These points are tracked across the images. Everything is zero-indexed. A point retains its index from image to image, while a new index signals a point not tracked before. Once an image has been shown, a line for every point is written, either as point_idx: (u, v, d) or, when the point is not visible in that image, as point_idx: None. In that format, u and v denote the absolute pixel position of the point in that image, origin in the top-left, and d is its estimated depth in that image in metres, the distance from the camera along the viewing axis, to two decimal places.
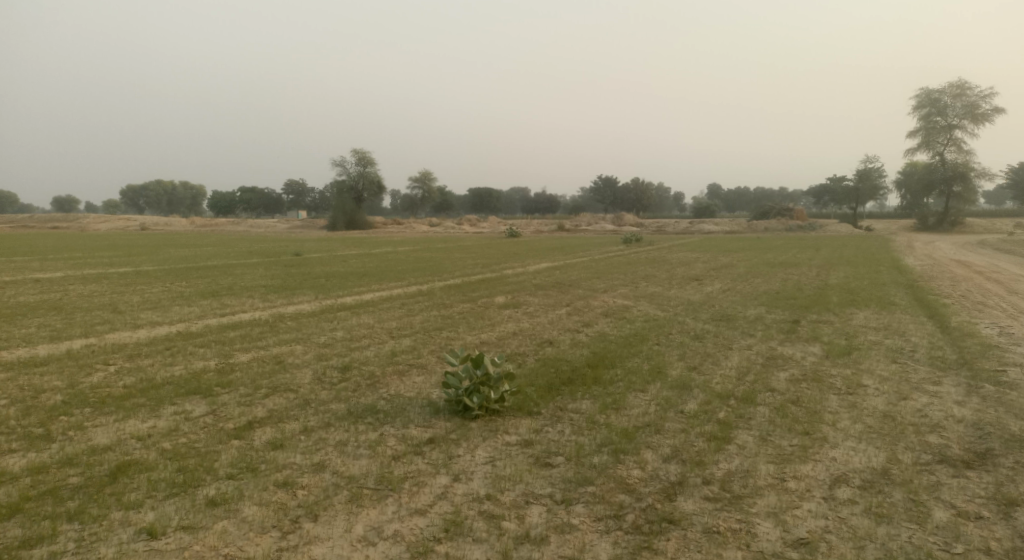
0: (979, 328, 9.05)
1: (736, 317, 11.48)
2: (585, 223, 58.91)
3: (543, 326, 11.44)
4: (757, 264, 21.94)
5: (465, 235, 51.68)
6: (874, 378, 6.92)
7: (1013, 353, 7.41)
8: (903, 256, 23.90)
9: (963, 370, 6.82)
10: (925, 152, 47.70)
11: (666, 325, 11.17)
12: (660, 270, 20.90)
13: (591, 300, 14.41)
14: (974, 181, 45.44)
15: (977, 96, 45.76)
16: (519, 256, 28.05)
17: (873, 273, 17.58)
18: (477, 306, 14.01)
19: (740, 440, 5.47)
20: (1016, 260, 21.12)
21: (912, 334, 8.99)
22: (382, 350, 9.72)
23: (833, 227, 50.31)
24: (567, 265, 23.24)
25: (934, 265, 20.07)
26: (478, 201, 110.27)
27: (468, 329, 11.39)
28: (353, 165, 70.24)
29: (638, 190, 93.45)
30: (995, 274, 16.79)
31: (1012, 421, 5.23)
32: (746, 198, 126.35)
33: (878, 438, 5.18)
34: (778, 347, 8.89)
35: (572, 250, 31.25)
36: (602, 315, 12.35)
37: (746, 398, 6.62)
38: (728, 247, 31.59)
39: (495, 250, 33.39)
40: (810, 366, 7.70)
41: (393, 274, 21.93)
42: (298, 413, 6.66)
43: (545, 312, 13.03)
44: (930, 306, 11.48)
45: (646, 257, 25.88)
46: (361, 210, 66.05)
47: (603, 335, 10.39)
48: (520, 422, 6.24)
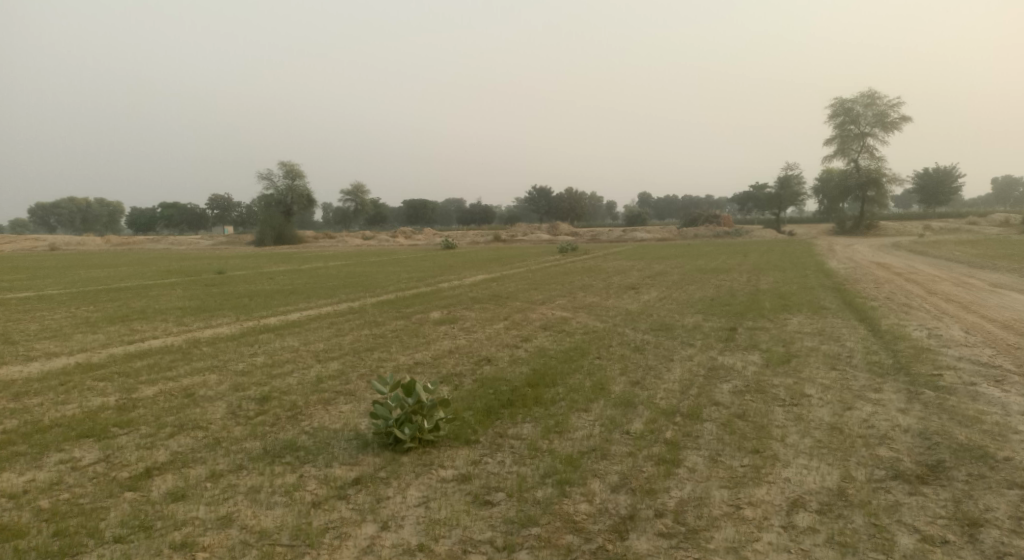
0: (908, 330, 9.25)
1: (675, 326, 11.39)
2: (521, 233, 58.79)
3: (480, 342, 10.96)
4: (691, 271, 22.26)
5: (401, 248, 50.56)
6: (817, 387, 6.81)
7: (944, 355, 7.52)
8: (825, 259, 24.94)
9: (900, 376, 6.82)
10: (840, 159, 50.38)
11: (606, 336, 10.92)
12: (597, 279, 20.84)
13: (530, 313, 14.04)
14: (885, 187, 48.47)
15: (885, 106, 48.75)
16: (455, 268, 27.45)
17: (802, 278, 18.09)
18: (411, 323, 13.37)
19: (690, 463, 5.17)
20: (928, 262, 22.37)
21: (846, 339, 9.06)
22: (306, 376, 8.97)
23: (759, 233, 52.25)
24: (504, 276, 22.89)
25: (856, 268, 20.94)
26: (413, 212, 108.68)
27: (401, 349, 10.76)
28: (280, 178, 67.54)
29: (572, 200, 94.52)
30: (913, 275, 17.64)
31: (956, 429, 5.16)
32: (675, 206, 130.52)
33: (829, 454, 4.98)
34: (718, 356, 8.76)
35: (509, 260, 30.96)
36: (541, 328, 11.99)
37: (691, 414, 6.36)
38: (661, 254, 32.11)
39: (431, 262, 32.71)
40: (752, 377, 7.56)
41: (323, 290, 20.93)
42: (206, 455, 5.90)
43: (482, 327, 12.55)
44: (859, 309, 11.76)
45: (583, 267, 25.86)
46: (290, 224, 63.58)
47: (543, 350, 10.03)
48: (457, 453, 5.74)
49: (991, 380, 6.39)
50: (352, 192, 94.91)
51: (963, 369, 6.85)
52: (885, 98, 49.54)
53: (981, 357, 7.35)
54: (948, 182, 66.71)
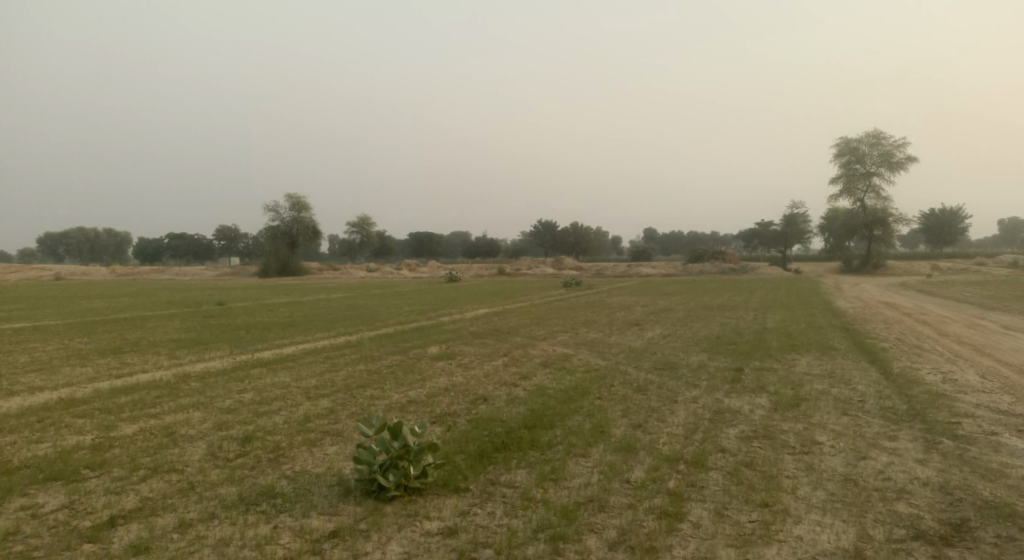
0: (922, 374, 8.89)
1: (679, 365, 11.04)
2: (525, 267, 58.72)
3: (477, 380, 10.61)
4: (697, 307, 21.96)
5: (405, 280, 50.43)
6: (828, 434, 6.45)
7: (962, 401, 7.15)
8: (832, 298, 24.58)
9: (916, 423, 6.45)
10: (845, 197, 50.38)
11: (607, 375, 10.56)
12: (601, 315, 20.51)
13: (530, 349, 13.70)
14: (892, 226, 48.33)
15: (892, 146, 48.94)
16: (457, 302, 27.18)
17: (810, 316, 17.73)
18: (408, 359, 13.04)
19: (694, 518, 4.79)
20: (939, 302, 21.98)
21: (857, 382, 8.69)
22: (294, 415, 8.64)
23: (764, 269, 51.98)
24: (506, 311, 22.61)
25: (865, 307, 20.58)
26: (418, 246, 109.06)
27: (395, 386, 10.41)
28: (287, 211, 67.98)
29: (577, 234, 94.66)
30: (924, 315, 17.27)
31: (981, 484, 4.78)
32: (680, 242, 130.68)
33: (844, 509, 4.61)
34: (724, 399, 8.39)
35: (512, 294, 30.69)
36: (541, 366, 11.63)
37: (696, 461, 5.99)
38: (666, 290, 31.79)
39: (433, 295, 32.48)
40: (759, 421, 7.19)
41: (322, 323, 20.66)
42: (177, 502, 5.55)
43: (480, 364, 12.20)
44: (870, 350, 11.39)
45: (587, 302, 25.56)
46: (295, 256, 63.74)
47: (542, 389, 9.67)
48: (444, 503, 5.38)
49: (1013, 429, 6.02)
50: (357, 224, 95.51)
51: (983, 417, 6.48)
52: (889, 137, 49.73)
53: (1001, 404, 6.98)
54: (955, 221, 66.52)
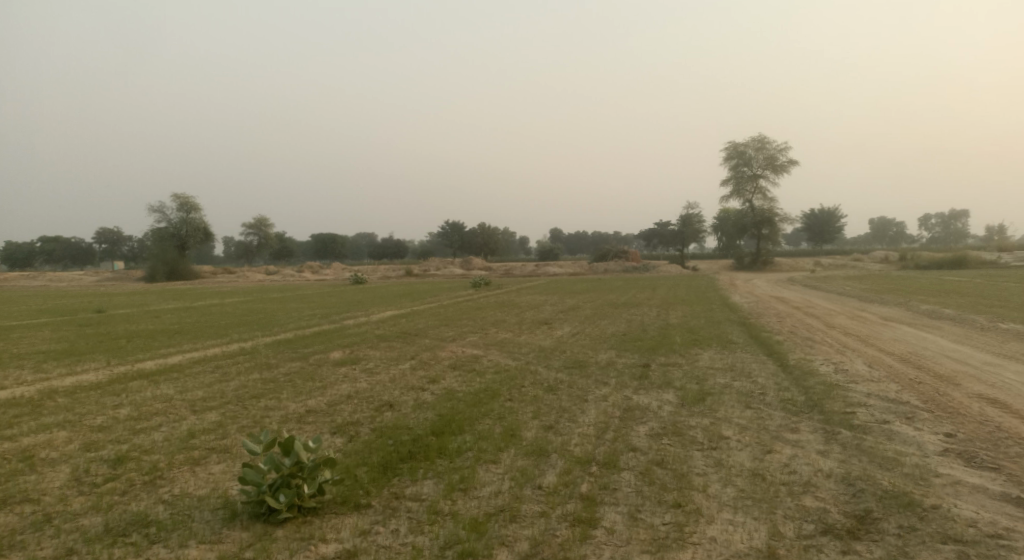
0: (815, 365, 9.37)
1: (588, 363, 11.04)
2: (433, 268, 57.87)
3: (383, 385, 10.07)
4: (603, 305, 22.40)
5: (307, 283, 48.21)
6: (734, 429, 6.56)
7: (853, 392, 7.55)
8: (728, 294, 25.87)
9: (815, 416, 6.72)
10: (736, 199, 53.50)
11: (518, 376, 10.35)
12: (510, 315, 20.38)
13: (438, 352, 13.26)
14: (778, 225, 51.93)
15: (774, 149, 52.43)
16: (362, 305, 26.15)
17: (709, 312, 18.49)
18: (308, 365, 12.22)
19: (608, 523, 4.62)
20: (822, 296, 23.72)
21: (758, 376, 9.01)
22: (175, 430, 7.74)
23: (665, 268, 54.19)
24: (414, 312, 21.99)
25: (757, 302, 21.79)
26: (322, 247, 105.00)
27: (293, 395, 9.66)
28: (173, 212, 63.16)
29: (485, 234, 94.61)
30: (810, 309, 18.52)
31: (879, 473, 4.95)
32: (585, 242, 134.22)
33: (755, 507, 4.63)
34: (633, 396, 8.40)
35: (420, 296, 30.01)
36: (450, 368, 11.26)
37: (608, 462, 5.86)
38: (573, 289, 32.31)
39: (337, 298, 31.15)
40: (668, 418, 7.21)
41: (214, 329, 19.12)
42: (25, 540, 4.71)
43: (386, 368, 11.64)
44: (766, 343, 11.94)
45: (496, 302, 25.39)
46: (184, 258, 59.30)
47: (451, 393, 9.30)
48: (344, 522, 4.91)
49: (902, 417, 6.36)
50: (254, 224, 90.47)
51: (874, 406, 6.84)
52: (774, 142, 53.31)
53: (888, 393, 7.41)
54: (832, 221, 72.40)
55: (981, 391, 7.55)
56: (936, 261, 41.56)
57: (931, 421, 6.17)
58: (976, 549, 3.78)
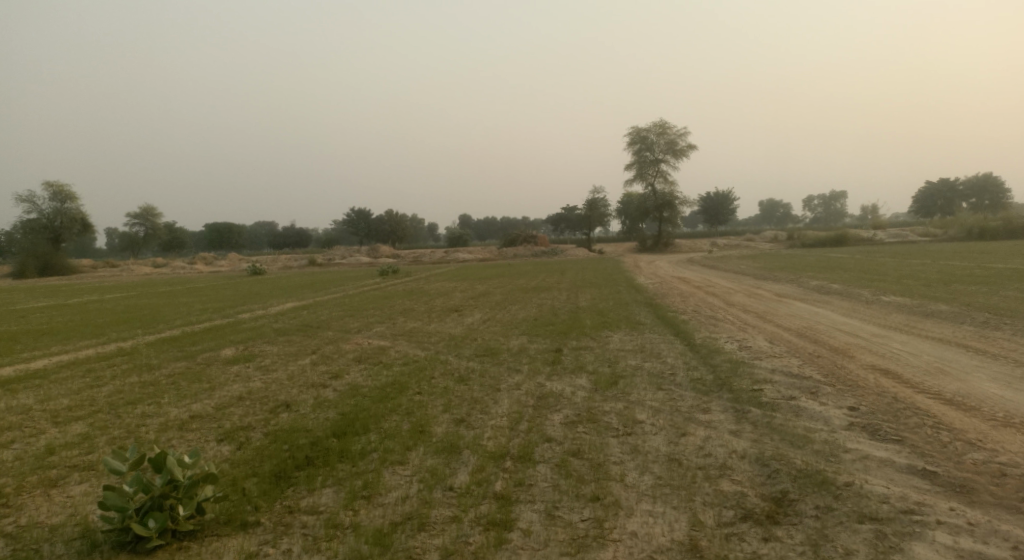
0: (721, 343, 9.61)
1: (500, 350, 10.75)
2: (339, 256, 55.59)
3: (280, 384, 9.26)
4: (513, 290, 22.31)
5: (199, 275, 44.75)
6: (647, 412, 6.49)
7: (759, 369, 7.75)
8: (633, 275, 26.58)
9: (725, 394, 6.79)
10: (640, 183, 55.15)
11: (428, 367, 9.87)
12: (419, 303, 19.77)
13: (341, 345, 12.48)
14: (678, 208, 54.21)
15: (675, 134, 54.37)
16: (261, 297, 24.51)
17: (616, 294, 18.79)
18: (194, 365, 11.09)
19: (524, 524, 4.31)
20: (719, 275, 24.87)
21: (667, 356, 9.08)
22: (26, 447, 6.63)
23: (573, 251, 55.05)
24: (317, 303, 20.82)
25: (661, 283, 22.48)
26: (216, 236, 98.41)
27: (176, 399, 8.66)
28: (44, 201, 56.59)
29: (392, 221, 92.13)
30: (710, 288, 19.27)
31: (792, 452, 4.98)
32: (494, 227, 134.42)
33: (674, 495, 4.50)
34: (545, 383, 8.19)
35: (323, 286, 28.62)
36: (354, 362, 10.59)
37: (523, 456, 5.56)
38: (483, 274, 32.06)
39: (232, 290, 29.08)
40: (582, 404, 7.04)
41: (86, 329, 17.10)
42: None
43: (284, 364, 10.77)
44: (673, 323, 12.18)
45: (404, 290, 24.65)
46: (56, 251, 53.41)
47: (355, 388, 8.67)
48: (228, 546, 4.28)
49: (807, 392, 6.51)
50: (139, 214, 82.84)
51: (780, 382, 7.01)
52: (674, 127, 55.31)
53: (791, 368, 7.63)
54: (726, 203, 76.56)
55: (872, 362, 7.97)
56: (819, 239, 44.86)
57: (834, 395, 6.35)
58: (891, 527, 3.81)
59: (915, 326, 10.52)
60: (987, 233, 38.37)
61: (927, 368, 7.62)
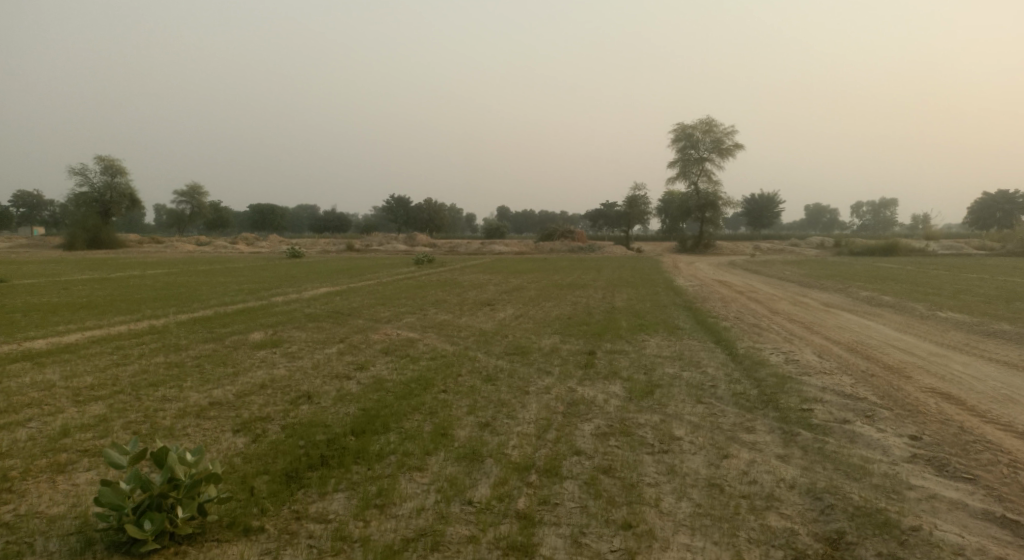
0: (766, 355, 9.00)
1: (530, 349, 10.36)
2: (376, 243, 55.92)
3: (305, 373, 9.07)
4: (548, 286, 21.89)
5: (239, 255, 45.51)
6: (685, 428, 6.00)
7: (808, 386, 7.15)
8: (673, 276, 25.87)
9: (770, 413, 6.25)
10: (682, 181, 53.86)
11: (455, 363, 9.54)
12: (451, 294, 19.52)
13: (369, 334, 12.28)
14: (721, 209, 52.76)
15: (721, 133, 52.82)
16: (296, 280, 24.68)
17: (654, 295, 18.16)
18: (222, 348, 11.02)
19: (547, 551, 3.92)
20: (763, 280, 23.95)
21: (707, 366, 8.52)
22: (44, 427, 6.55)
23: (610, 248, 54.15)
24: (351, 289, 20.81)
25: (701, 285, 21.74)
26: (259, 218, 100.43)
27: (199, 383, 8.56)
28: (96, 175, 58.39)
29: (430, 210, 92.45)
30: (752, 294, 18.48)
31: (848, 485, 4.44)
32: (532, 221, 133.90)
33: (714, 528, 4.05)
34: (576, 388, 7.77)
35: (359, 272, 28.70)
36: (381, 354, 10.35)
37: (549, 470, 5.16)
38: (518, 268, 31.69)
39: (270, 272, 29.43)
40: (615, 414, 6.60)
41: (125, 305, 17.38)
42: None
43: (310, 352, 10.59)
44: (713, 329, 11.57)
45: (437, 280, 24.47)
46: (107, 226, 55.11)
47: (379, 382, 8.41)
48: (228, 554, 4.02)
49: (862, 416, 5.86)
50: (185, 193, 85.34)
51: (832, 402, 6.41)
52: (721, 125, 53.70)
53: (843, 387, 6.98)
54: (771, 206, 74.36)
55: (932, 385, 7.16)
56: (867, 247, 43.08)
57: (893, 420, 5.67)
58: None
59: (977, 346, 9.67)
60: None
61: (995, 394, 6.76)
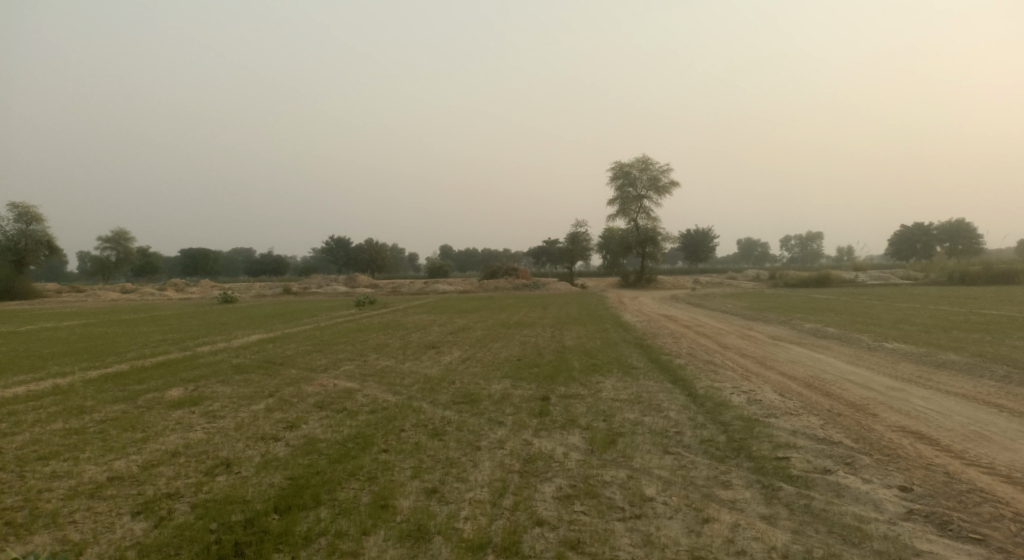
0: (727, 395, 8.61)
1: (480, 397, 9.63)
2: (315, 285, 53.96)
3: (227, 436, 8.02)
4: (494, 325, 21.28)
5: (164, 303, 42.68)
6: (656, 485, 5.42)
7: (777, 429, 6.75)
8: (619, 312, 25.71)
9: (744, 463, 5.75)
10: (622, 218, 54.74)
11: (398, 416, 8.70)
12: (394, 337, 18.56)
13: (303, 386, 11.22)
14: (661, 244, 53.85)
15: (658, 171, 54.30)
16: (226, 327, 23.08)
17: (603, 332, 17.76)
18: (132, 409, 9.74)
19: None
20: (707, 314, 24.10)
21: (668, 410, 8.03)
22: None
23: (554, 285, 54.13)
24: (286, 336, 19.51)
25: (648, 321, 21.60)
26: (191, 262, 95.90)
27: (99, 453, 7.37)
28: (9, 222, 54.30)
29: (372, 250, 90.72)
30: (700, 328, 18.37)
31: (848, 552, 3.94)
32: (474, 259, 133.75)
33: None
34: (532, 440, 7.11)
35: (295, 316, 27.23)
36: (315, 408, 9.38)
37: (508, 547, 4.45)
38: (464, 307, 30.91)
39: (199, 319, 27.53)
40: (577, 470, 5.97)
41: (26, 361, 15.55)
42: None
43: (235, 410, 9.49)
44: (668, 368, 11.17)
45: (379, 322, 23.41)
46: (16, 273, 50.89)
47: (311, 443, 7.48)
48: None
49: (842, 464, 5.44)
50: (111, 238, 80.86)
51: (806, 448, 5.99)
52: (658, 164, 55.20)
53: (813, 430, 6.60)
54: (706, 241, 76.76)
55: (900, 423, 6.87)
56: (802, 279, 44.61)
57: (874, 467, 5.26)
58: None
59: (930, 376, 9.60)
60: (969, 277, 38.45)
61: (965, 431, 6.50)
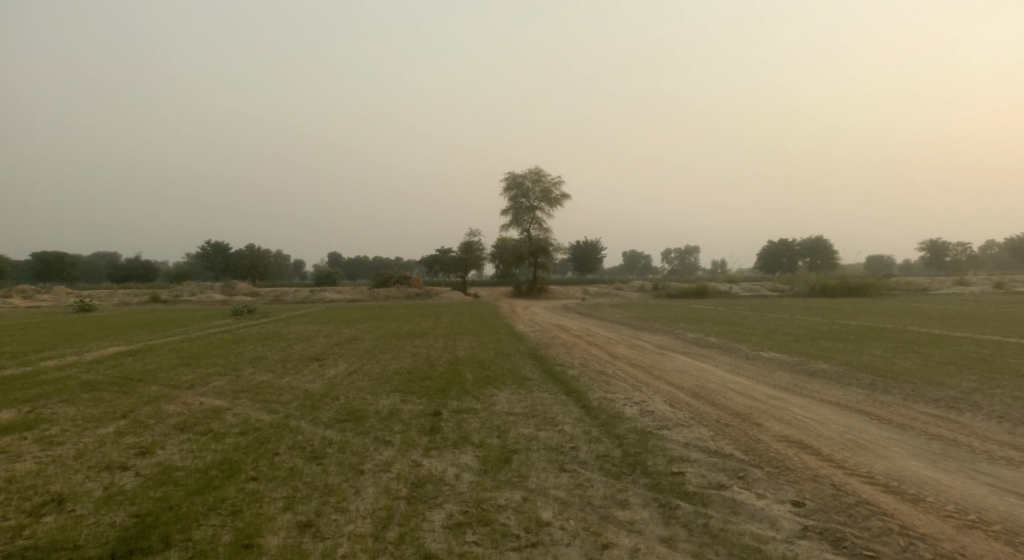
0: (620, 407, 8.57)
1: (366, 414, 8.95)
2: (188, 293, 49.73)
3: (61, 466, 6.80)
4: (383, 335, 20.42)
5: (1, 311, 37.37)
6: (552, 508, 5.12)
7: (670, 442, 6.72)
8: (512, 322, 25.60)
9: (640, 480, 5.61)
10: (515, 228, 55.25)
11: (273, 437, 7.85)
12: (274, 349, 17.20)
13: (163, 405, 9.93)
14: (552, 255, 54.89)
15: (549, 183, 55.44)
16: (78, 338, 20.43)
17: (497, 343, 17.49)
18: None
19: None
20: (598, 324, 24.62)
21: (563, 424, 7.82)
22: None
23: (448, 294, 53.51)
24: (149, 348, 17.52)
25: (541, 331, 21.65)
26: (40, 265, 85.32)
27: None
28: None
29: (253, 256, 85.31)
30: (591, 338, 18.63)
31: None
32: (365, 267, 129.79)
33: None
34: (421, 461, 6.60)
35: (162, 326, 24.70)
36: (176, 431, 8.26)
37: None
38: (353, 317, 29.57)
39: (44, 329, 24.21)
40: (469, 494, 5.55)
41: None
42: None
43: (76, 434, 8.15)
44: (563, 379, 11.06)
45: (258, 333, 21.73)
46: None
47: (166, 472, 6.49)
48: None
49: (736, 478, 5.44)
50: None
51: (699, 461, 5.98)
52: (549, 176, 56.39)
53: (705, 442, 6.63)
54: (594, 252, 79.31)
55: (783, 433, 7.08)
56: (682, 291, 47.20)
57: (766, 481, 5.29)
58: None
59: (804, 385, 10.15)
60: (826, 290, 42.36)
61: (842, 440, 6.81)
